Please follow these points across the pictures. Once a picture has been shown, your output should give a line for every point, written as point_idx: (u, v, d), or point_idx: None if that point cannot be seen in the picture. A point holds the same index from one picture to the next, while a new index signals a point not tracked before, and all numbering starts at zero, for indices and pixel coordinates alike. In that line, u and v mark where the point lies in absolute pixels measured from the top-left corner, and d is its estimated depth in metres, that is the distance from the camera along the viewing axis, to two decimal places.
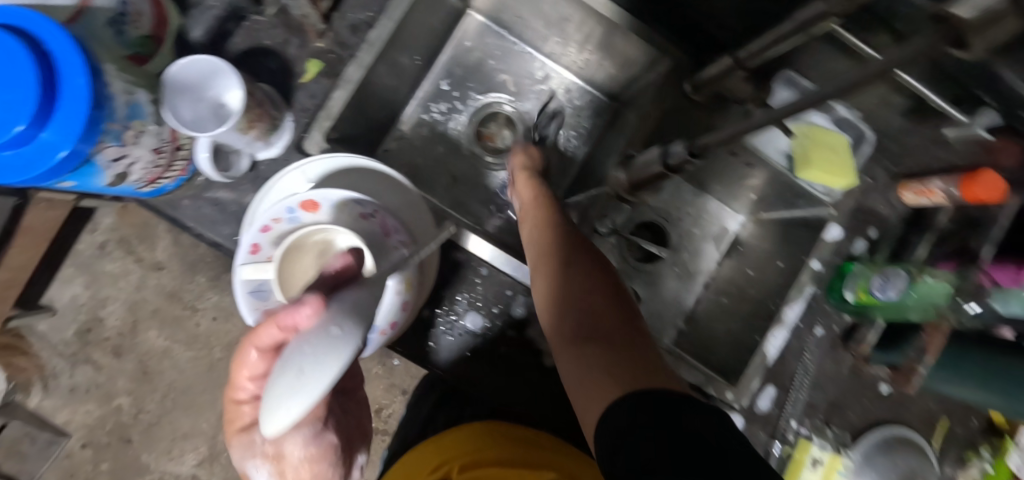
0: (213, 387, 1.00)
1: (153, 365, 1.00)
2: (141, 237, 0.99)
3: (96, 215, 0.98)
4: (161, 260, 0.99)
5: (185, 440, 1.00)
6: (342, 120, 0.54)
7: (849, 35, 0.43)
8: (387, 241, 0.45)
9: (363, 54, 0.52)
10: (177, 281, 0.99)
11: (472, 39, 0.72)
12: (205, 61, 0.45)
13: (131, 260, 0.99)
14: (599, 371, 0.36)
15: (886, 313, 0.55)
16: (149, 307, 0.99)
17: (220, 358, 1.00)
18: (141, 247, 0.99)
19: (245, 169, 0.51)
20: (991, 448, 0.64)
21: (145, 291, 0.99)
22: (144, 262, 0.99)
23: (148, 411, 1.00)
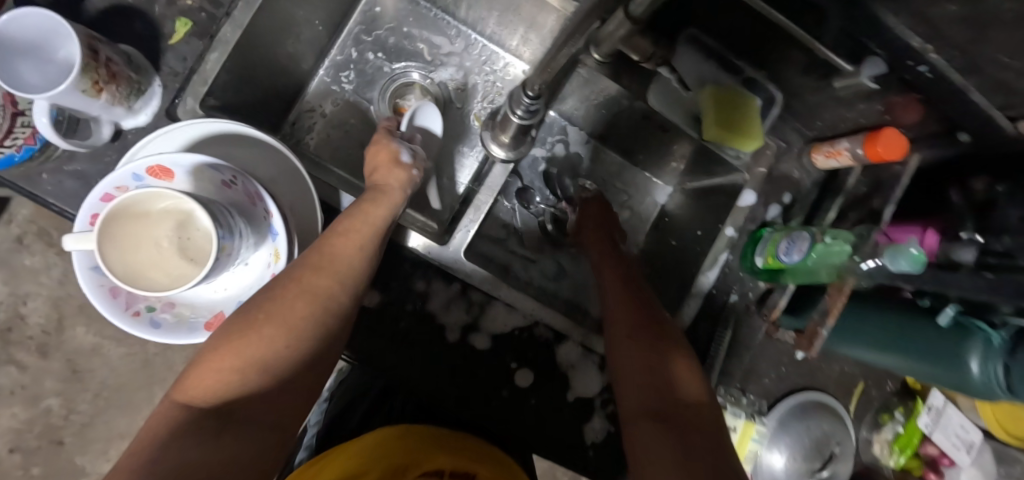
0: (150, 383, 0.91)
1: (83, 364, 0.89)
2: (59, 227, 0.86)
3: (9, 206, 0.86)
4: None
5: (120, 441, 0.91)
6: (221, 85, 0.51)
7: None
8: (253, 209, 0.42)
9: (238, 13, 0.49)
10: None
11: (382, 5, 0.68)
12: (39, 16, 0.40)
13: (52, 252, 0.87)
14: (648, 399, 0.43)
15: (796, 278, 0.54)
16: (76, 302, 0.88)
17: (154, 353, 0.90)
18: (60, 235, 0.87)
19: (107, 138, 0.47)
20: (905, 409, 0.65)
21: (71, 285, 0.87)
22: (66, 256, 0.87)
23: (81, 412, 0.89)
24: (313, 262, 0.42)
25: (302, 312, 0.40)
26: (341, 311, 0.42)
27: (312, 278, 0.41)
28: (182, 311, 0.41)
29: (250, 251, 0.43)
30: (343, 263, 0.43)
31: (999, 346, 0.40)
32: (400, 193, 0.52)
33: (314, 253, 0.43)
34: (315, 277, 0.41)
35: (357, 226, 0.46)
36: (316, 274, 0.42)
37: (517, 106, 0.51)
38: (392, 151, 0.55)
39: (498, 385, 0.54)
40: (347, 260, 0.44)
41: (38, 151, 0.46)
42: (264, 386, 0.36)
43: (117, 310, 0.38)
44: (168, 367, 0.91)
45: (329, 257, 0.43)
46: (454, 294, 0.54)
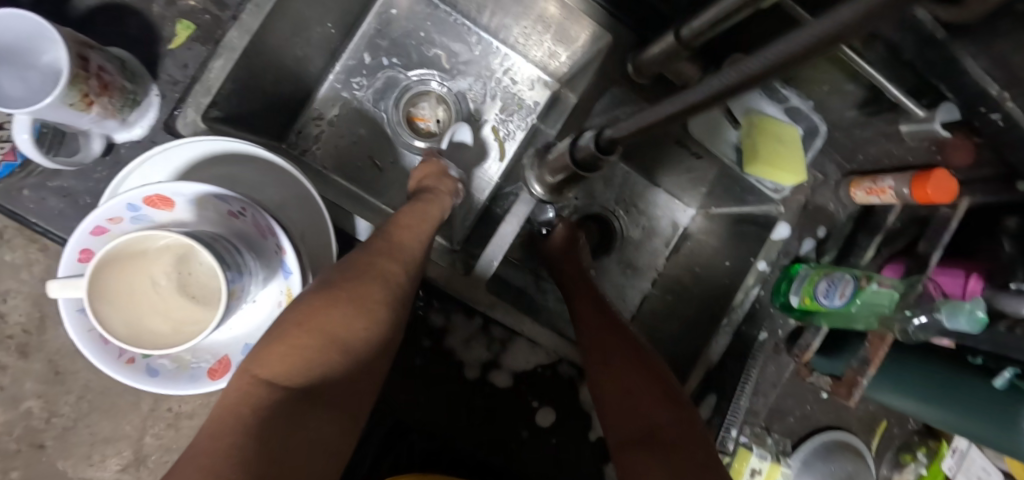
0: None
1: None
2: None
3: None
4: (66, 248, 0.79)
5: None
6: (225, 96, 0.46)
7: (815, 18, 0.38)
8: (264, 243, 0.38)
9: (247, 16, 0.44)
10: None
11: (399, 7, 0.64)
12: (23, 19, 0.36)
13: None
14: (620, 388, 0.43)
15: (832, 321, 0.51)
16: None
17: None
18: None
19: (97, 152, 0.42)
20: (927, 452, 0.64)
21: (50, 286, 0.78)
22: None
23: None
24: (383, 247, 0.42)
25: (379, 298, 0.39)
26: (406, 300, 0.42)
27: (387, 264, 0.41)
28: (182, 355, 0.36)
29: (259, 288, 0.39)
30: (411, 251, 0.43)
31: None
32: (448, 200, 0.51)
33: (383, 240, 0.43)
34: (391, 263, 0.41)
35: (412, 218, 0.46)
36: (391, 261, 0.41)
37: (581, 151, 0.41)
38: (441, 166, 0.55)
39: (517, 425, 0.51)
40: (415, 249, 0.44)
41: (19, 167, 0.42)
42: (345, 367, 0.35)
43: (109, 358, 0.34)
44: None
45: (397, 246, 0.43)
46: (475, 329, 0.50)
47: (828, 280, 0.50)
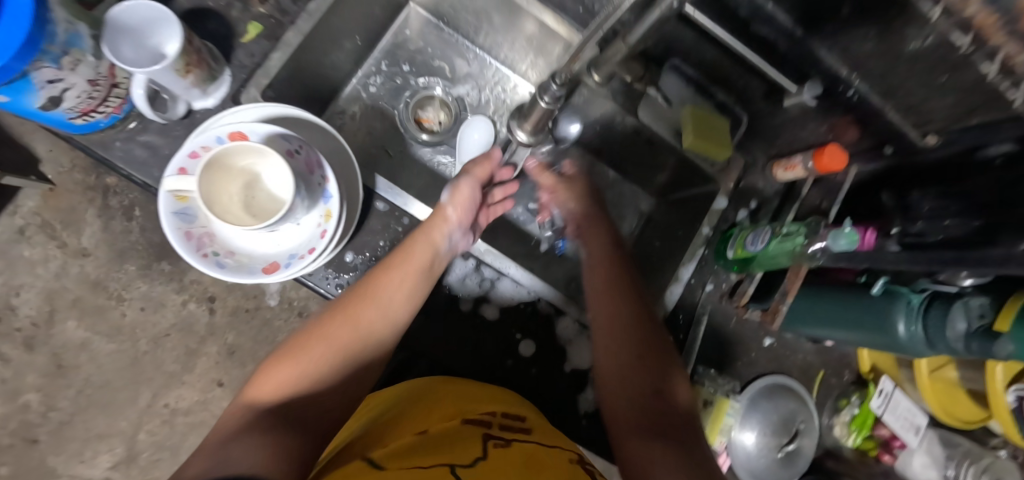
0: (137, 382, 0.86)
1: (69, 359, 0.85)
2: (65, 222, 0.85)
3: (16, 197, 0.84)
4: (86, 245, 0.84)
5: (100, 441, 0.86)
6: (280, 80, 0.59)
7: (703, 18, 0.53)
8: (311, 176, 0.48)
9: (302, 21, 0.58)
10: (102, 268, 0.84)
11: (412, 29, 0.79)
12: (147, 7, 0.49)
13: (53, 246, 0.84)
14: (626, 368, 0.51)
15: (763, 265, 0.63)
16: (69, 296, 0.85)
17: (145, 351, 0.86)
18: (66, 232, 0.85)
19: (180, 114, 0.54)
20: (860, 394, 0.73)
21: (65, 278, 0.85)
22: (67, 249, 0.84)
23: (61, 409, 0.85)
24: (361, 291, 0.48)
25: (330, 341, 0.43)
26: (382, 336, 0.47)
27: (337, 325, 0.44)
28: (241, 258, 0.47)
29: (304, 212, 0.49)
30: (389, 293, 0.48)
31: (917, 306, 0.49)
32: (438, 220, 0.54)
33: (365, 284, 0.48)
34: (363, 308, 0.46)
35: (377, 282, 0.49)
36: (338, 323, 0.45)
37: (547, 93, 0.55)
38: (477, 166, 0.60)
39: (503, 354, 0.61)
40: (392, 296, 0.48)
41: (119, 121, 0.53)
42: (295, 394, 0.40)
43: (190, 250, 0.45)
44: (157, 367, 0.87)
45: (377, 292, 0.48)
46: (469, 269, 0.61)
47: (753, 232, 0.63)
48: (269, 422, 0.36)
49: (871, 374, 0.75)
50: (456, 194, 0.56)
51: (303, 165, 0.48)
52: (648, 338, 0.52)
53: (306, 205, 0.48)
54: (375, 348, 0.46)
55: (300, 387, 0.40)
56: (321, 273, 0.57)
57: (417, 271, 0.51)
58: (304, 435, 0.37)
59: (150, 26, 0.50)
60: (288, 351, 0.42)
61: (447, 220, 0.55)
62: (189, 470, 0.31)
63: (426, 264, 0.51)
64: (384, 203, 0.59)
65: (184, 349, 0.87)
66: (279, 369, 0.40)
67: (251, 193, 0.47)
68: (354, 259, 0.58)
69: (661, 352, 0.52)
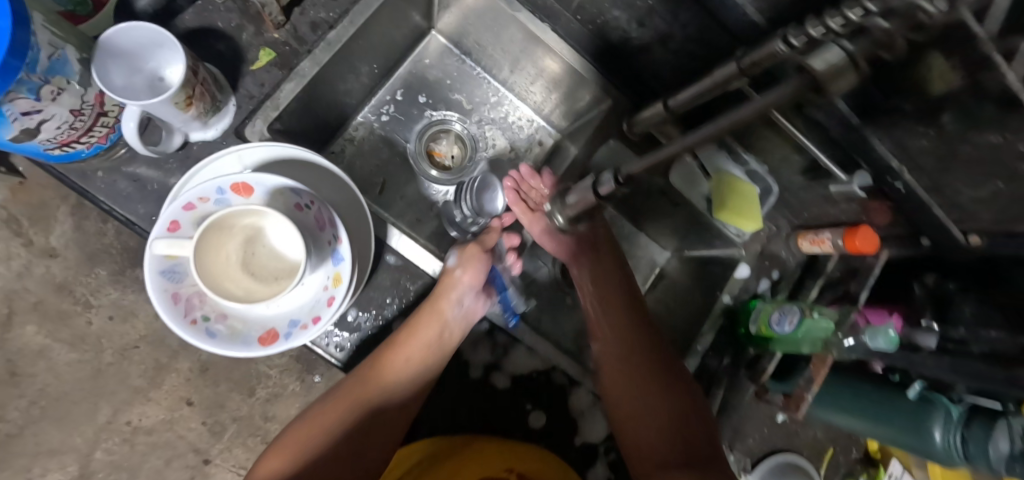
0: (97, 395, 0.77)
1: (25, 366, 0.76)
2: (35, 218, 0.77)
3: None
4: (54, 246, 0.76)
5: (51, 457, 0.76)
6: (289, 113, 0.53)
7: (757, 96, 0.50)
8: (321, 234, 0.44)
9: (319, 52, 0.52)
10: (70, 271, 0.76)
11: (431, 57, 0.74)
12: (147, 30, 0.43)
13: (17, 243, 0.76)
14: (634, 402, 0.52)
15: (784, 347, 0.60)
16: (29, 299, 0.76)
17: (108, 364, 0.77)
18: (33, 229, 0.76)
19: (175, 146, 0.48)
20: (867, 475, 0.72)
21: (28, 279, 0.76)
22: (33, 247, 0.76)
23: (9, 421, 0.76)
24: (374, 364, 0.50)
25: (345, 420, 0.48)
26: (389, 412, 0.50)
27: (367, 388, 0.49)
28: (235, 324, 0.42)
29: (309, 272, 0.44)
30: (397, 377, 0.50)
31: (956, 419, 0.47)
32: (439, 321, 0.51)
33: (377, 361, 0.50)
34: (369, 390, 0.49)
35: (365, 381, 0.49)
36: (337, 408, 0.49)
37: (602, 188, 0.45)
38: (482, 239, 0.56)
39: (511, 425, 0.57)
40: (402, 367, 0.50)
41: (106, 150, 0.47)
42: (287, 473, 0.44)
43: (177, 315, 0.40)
44: (121, 381, 0.77)
45: (385, 371, 0.49)
46: (481, 333, 0.57)
47: (779, 311, 0.60)
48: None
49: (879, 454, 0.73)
50: (467, 276, 0.53)
51: (312, 221, 0.43)
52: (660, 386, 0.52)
53: (310, 267, 0.43)
54: (377, 415, 0.50)
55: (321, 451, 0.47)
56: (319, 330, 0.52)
57: (425, 347, 0.51)
58: None
59: (150, 50, 0.45)
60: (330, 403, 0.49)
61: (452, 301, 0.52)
62: None
63: (431, 341, 0.51)
64: (394, 257, 0.53)
65: (151, 364, 0.77)
66: (297, 437, 0.47)
67: (252, 251, 0.42)
68: (357, 317, 0.53)
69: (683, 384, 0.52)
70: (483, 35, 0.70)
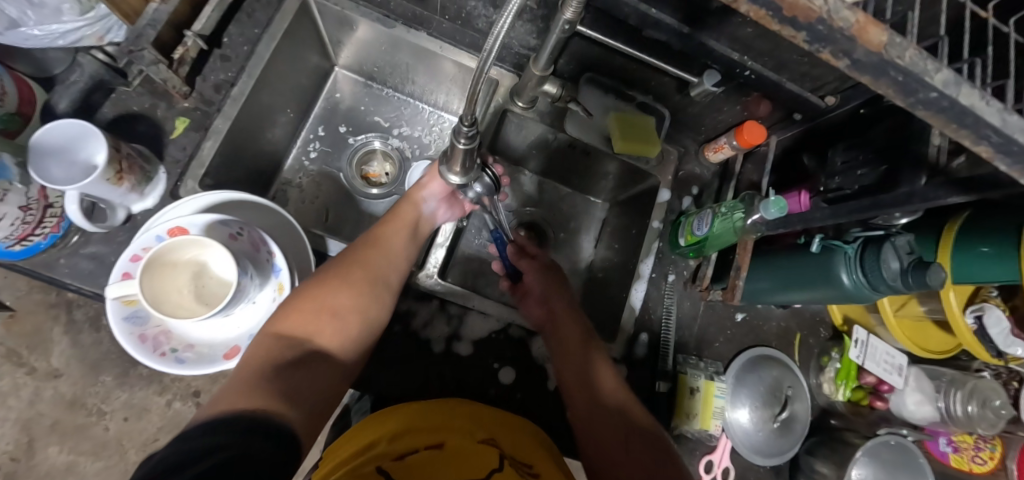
0: None
1: None
2: (33, 345, 0.70)
3: None
4: (57, 366, 0.69)
5: None
6: (216, 167, 0.60)
7: (591, 31, 0.57)
8: (258, 254, 0.50)
9: (228, 107, 0.59)
10: (79, 385, 0.69)
11: (341, 91, 0.82)
12: (73, 125, 0.50)
13: (21, 372, 0.68)
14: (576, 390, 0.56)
15: (714, 246, 0.66)
16: None
17: None
18: (33, 356, 0.69)
19: (120, 220, 0.55)
20: (838, 349, 0.76)
21: None
22: (37, 374, 0.69)
23: None
24: (360, 257, 0.54)
25: (351, 284, 0.51)
26: (390, 282, 0.54)
27: (353, 274, 0.52)
28: (201, 349, 0.48)
29: (258, 290, 0.50)
30: (384, 261, 0.55)
31: (854, 256, 0.52)
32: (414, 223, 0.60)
33: (370, 240, 0.56)
34: (371, 256, 0.54)
35: (358, 268, 0.52)
36: (333, 288, 0.50)
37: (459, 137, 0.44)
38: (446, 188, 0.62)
39: (485, 385, 0.61)
40: (386, 257, 0.55)
41: (59, 239, 0.53)
42: (287, 349, 0.44)
43: (146, 353, 0.45)
44: None
45: (382, 241, 0.56)
46: (434, 309, 0.62)
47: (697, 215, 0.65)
48: (296, 356, 0.44)
49: (846, 326, 0.77)
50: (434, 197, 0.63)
51: (248, 245, 0.49)
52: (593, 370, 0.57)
53: (255, 285, 0.49)
54: (374, 300, 0.52)
55: (320, 329, 0.47)
56: None
57: (410, 229, 0.60)
58: (315, 379, 0.43)
59: (81, 144, 0.51)
60: (315, 287, 0.49)
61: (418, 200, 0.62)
62: (229, 390, 0.38)
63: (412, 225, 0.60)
64: None
65: None
66: (302, 317, 0.46)
67: (200, 282, 0.47)
68: None
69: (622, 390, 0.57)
70: (377, 59, 0.77)
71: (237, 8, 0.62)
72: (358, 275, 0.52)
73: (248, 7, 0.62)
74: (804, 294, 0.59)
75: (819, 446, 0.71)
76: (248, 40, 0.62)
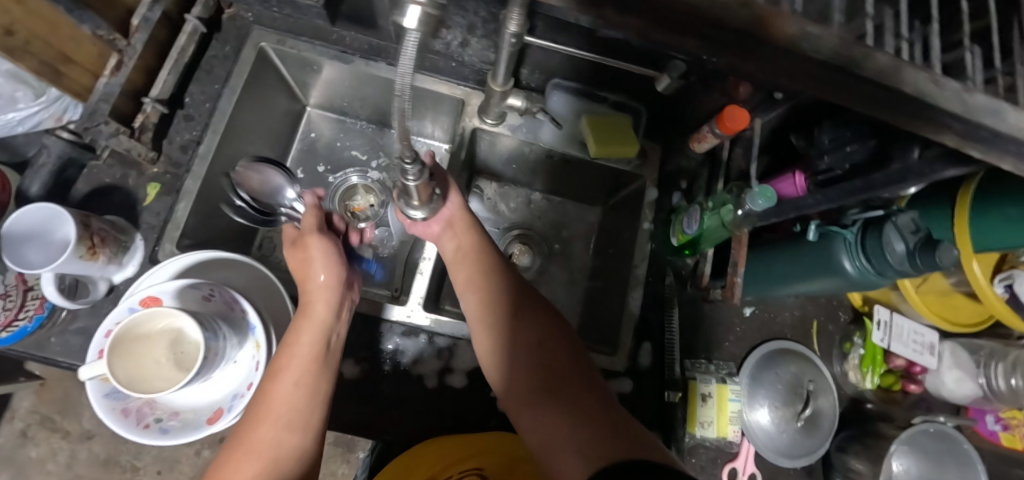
0: None
1: None
2: (64, 410, 0.84)
3: (11, 401, 0.84)
4: (89, 427, 0.83)
5: None
6: (193, 228, 0.60)
7: (542, 40, 0.54)
8: (234, 312, 0.50)
9: (197, 167, 0.59)
10: (109, 445, 0.83)
11: (316, 129, 0.82)
12: (41, 208, 0.51)
13: (56, 437, 0.83)
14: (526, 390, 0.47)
15: (708, 243, 0.63)
16: None
17: None
18: (66, 421, 0.84)
19: (102, 293, 0.55)
20: (860, 332, 0.71)
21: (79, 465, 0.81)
22: (71, 437, 0.83)
23: None
24: (265, 383, 0.45)
25: (254, 439, 0.42)
26: (299, 407, 0.44)
27: (258, 422, 0.43)
28: (186, 415, 0.47)
29: (237, 349, 0.50)
30: (292, 377, 0.45)
31: (854, 242, 0.48)
32: (321, 310, 0.50)
33: (256, 398, 0.44)
34: (277, 372, 0.45)
35: (261, 413, 0.43)
36: (241, 456, 0.41)
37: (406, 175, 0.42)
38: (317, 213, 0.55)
39: (485, 416, 0.60)
40: (291, 373, 0.45)
41: (46, 319, 0.54)
42: None
43: (130, 427, 0.45)
44: None
45: (288, 351, 0.47)
46: (423, 344, 0.61)
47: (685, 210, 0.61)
48: None
49: (866, 307, 0.72)
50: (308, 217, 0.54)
51: (223, 305, 0.49)
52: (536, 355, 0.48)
53: (234, 343, 0.49)
54: (292, 439, 0.43)
55: None
56: None
57: (311, 355, 0.47)
58: None
59: (53, 225, 0.51)
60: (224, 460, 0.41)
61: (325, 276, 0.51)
62: None
63: (317, 348, 0.48)
64: None
65: None
66: None
67: None
68: None
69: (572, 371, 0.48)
70: (344, 94, 0.76)
71: (196, 67, 0.63)
72: (267, 419, 0.43)
73: (206, 64, 0.63)
74: (808, 284, 0.56)
75: (851, 442, 0.66)
76: (209, 97, 0.62)
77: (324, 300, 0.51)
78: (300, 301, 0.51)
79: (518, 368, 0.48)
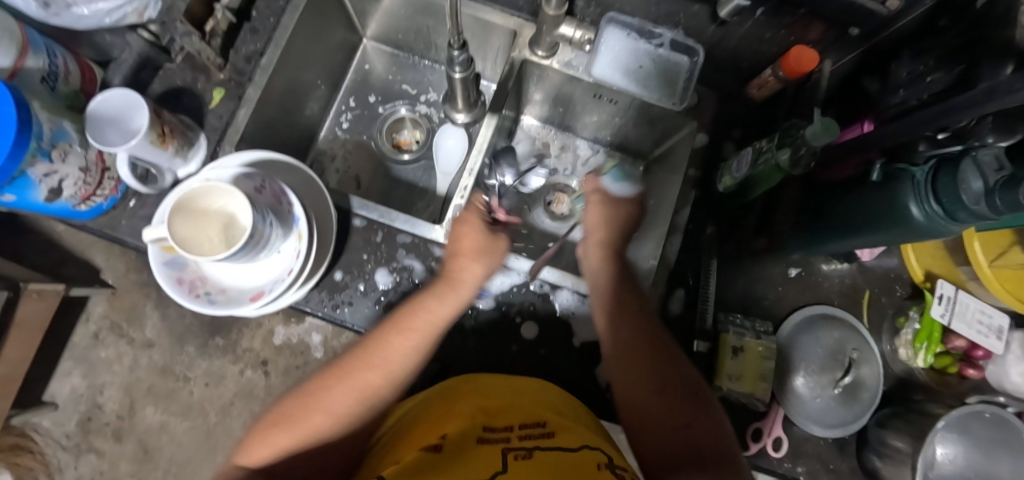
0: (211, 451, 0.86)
1: (153, 442, 0.86)
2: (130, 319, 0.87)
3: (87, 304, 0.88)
4: (151, 337, 0.86)
5: None
6: (251, 134, 0.64)
7: None
8: (280, 205, 0.52)
9: (258, 77, 0.63)
10: (167, 354, 0.85)
11: (370, 62, 0.84)
12: (126, 94, 0.55)
13: (122, 343, 0.86)
14: (647, 381, 0.48)
15: (759, 188, 0.59)
16: (145, 385, 0.86)
17: (215, 422, 0.86)
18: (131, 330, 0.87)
19: (167, 183, 0.61)
20: (917, 307, 0.65)
21: (140, 369, 0.86)
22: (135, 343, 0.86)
23: None
24: (399, 326, 0.49)
25: (350, 384, 0.45)
26: (395, 371, 0.47)
27: (358, 371, 0.46)
28: (230, 293, 0.52)
29: (282, 240, 0.53)
30: (415, 339, 0.49)
31: (924, 180, 0.44)
32: (467, 289, 0.53)
33: (375, 336, 0.48)
34: (406, 332, 0.48)
35: (376, 353, 0.47)
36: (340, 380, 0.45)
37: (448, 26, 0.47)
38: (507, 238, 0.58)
39: (507, 341, 0.60)
40: (424, 326, 0.49)
41: (119, 201, 0.60)
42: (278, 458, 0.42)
43: (183, 293, 0.50)
44: (228, 434, 0.86)
45: (411, 326, 0.49)
46: None
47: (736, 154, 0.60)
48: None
49: (928, 283, 0.66)
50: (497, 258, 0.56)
51: (271, 196, 0.52)
52: (651, 353, 0.49)
53: (280, 233, 0.52)
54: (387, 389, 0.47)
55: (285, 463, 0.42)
56: (315, 298, 0.59)
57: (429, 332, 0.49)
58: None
59: (129, 110, 0.55)
60: (317, 385, 0.45)
61: (480, 271, 0.54)
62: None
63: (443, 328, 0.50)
64: (361, 219, 0.62)
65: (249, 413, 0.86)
66: (270, 437, 0.42)
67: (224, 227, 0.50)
68: (342, 277, 0.60)
69: (675, 376, 0.48)
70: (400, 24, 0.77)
71: None
72: (386, 362, 0.47)
73: None
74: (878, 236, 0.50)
75: (893, 419, 0.60)
76: (273, 12, 0.64)
77: (472, 278, 0.53)
78: (457, 269, 0.53)
79: (631, 346, 0.50)
